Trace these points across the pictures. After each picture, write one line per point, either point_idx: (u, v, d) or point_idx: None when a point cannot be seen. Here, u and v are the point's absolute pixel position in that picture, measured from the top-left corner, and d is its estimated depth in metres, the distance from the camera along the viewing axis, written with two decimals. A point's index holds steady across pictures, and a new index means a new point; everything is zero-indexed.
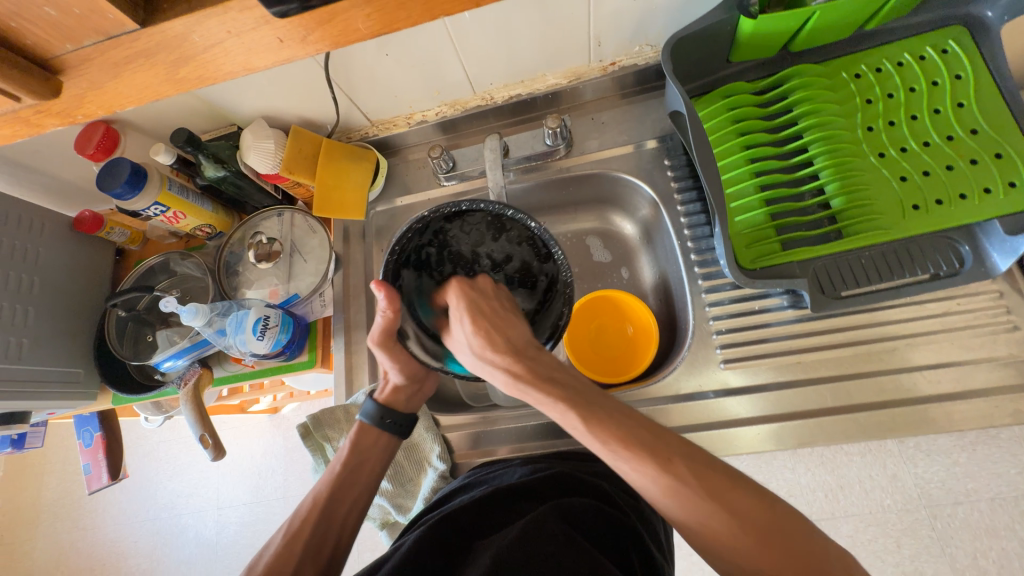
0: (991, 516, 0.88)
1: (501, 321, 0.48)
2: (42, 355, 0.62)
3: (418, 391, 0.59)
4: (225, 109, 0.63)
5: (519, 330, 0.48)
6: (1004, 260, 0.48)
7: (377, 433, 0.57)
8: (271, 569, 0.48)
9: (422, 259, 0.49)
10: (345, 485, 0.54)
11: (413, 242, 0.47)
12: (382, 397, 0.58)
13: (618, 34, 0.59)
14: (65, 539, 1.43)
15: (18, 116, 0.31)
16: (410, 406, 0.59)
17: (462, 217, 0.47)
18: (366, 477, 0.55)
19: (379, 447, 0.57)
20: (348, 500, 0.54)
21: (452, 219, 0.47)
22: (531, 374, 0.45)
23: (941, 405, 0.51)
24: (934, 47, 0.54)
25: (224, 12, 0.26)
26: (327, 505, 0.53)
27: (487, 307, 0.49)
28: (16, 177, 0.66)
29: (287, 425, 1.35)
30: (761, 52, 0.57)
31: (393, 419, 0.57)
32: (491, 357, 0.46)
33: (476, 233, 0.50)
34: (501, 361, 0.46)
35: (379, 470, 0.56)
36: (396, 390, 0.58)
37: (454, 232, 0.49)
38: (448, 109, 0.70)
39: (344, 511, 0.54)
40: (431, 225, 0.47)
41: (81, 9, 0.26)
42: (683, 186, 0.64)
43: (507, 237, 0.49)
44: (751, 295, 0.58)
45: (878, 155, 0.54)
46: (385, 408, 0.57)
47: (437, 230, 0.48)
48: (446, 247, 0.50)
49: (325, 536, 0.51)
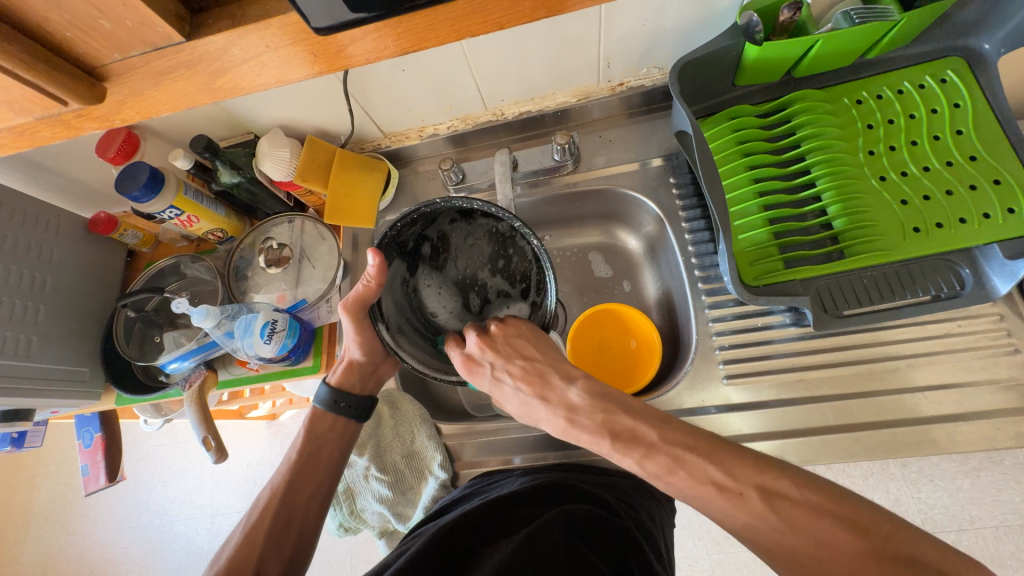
0: (996, 545, 0.87)
1: (524, 368, 0.49)
2: (49, 353, 0.63)
3: (372, 373, 0.59)
4: (244, 118, 0.65)
5: (549, 376, 0.49)
6: (1004, 284, 0.49)
7: (332, 418, 0.57)
8: (232, 561, 0.48)
9: (418, 252, 0.49)
10: (301, 474, 0.54)
11: (413, 231, 0.47)
12: (336, 381, 0.57)
13: (627, 56, 0.61)
14: (55, 543, 1.41)
15: (59, 118, 0.33)
16: (365, 388, 0.59)
17: (471, 222, 0.47)
18: (323, 465, 0.55)
19: (336, 432, 0.57)
20: (308, 488, 0.54)
21: (460, 219, 0.48)
22: (573, 424, 0.46)
23: (943, 427, 0.51)
24: (933, 76, 0.56)
25: (264, 28, 0.29)
26: (284, 497, 0.53)
27: (505, 363, 0.48)
28: (37, 178, 0.68)
29: (285, 433, 1.34)
30: (764, 77, 0.59)
31: (348, 402, 0.56)
32: (541, 412, 0.49)
33: (479, 246, 0.49)
34: (543, 411, 0.49)
35: (336, 455, 0.56)
36: (350, 371, 0.58)
37: (457, 237, 0.49)
38: (459, 124, 0.72)
39: (305, 500, 0.54)
40: (434, 220, 0.47)
41: (132, 22, 0.28)
42: (688, 204, 0.66)
43: (502, 263, 0.49)
44: (754, 311, 0.59)
45: (879, 179, 0.55)
46: (339, 391, 0.56)
47: (443, 226, 0.48)
48: (444, 249, 0.50)
49: (288, 526, 0.51)
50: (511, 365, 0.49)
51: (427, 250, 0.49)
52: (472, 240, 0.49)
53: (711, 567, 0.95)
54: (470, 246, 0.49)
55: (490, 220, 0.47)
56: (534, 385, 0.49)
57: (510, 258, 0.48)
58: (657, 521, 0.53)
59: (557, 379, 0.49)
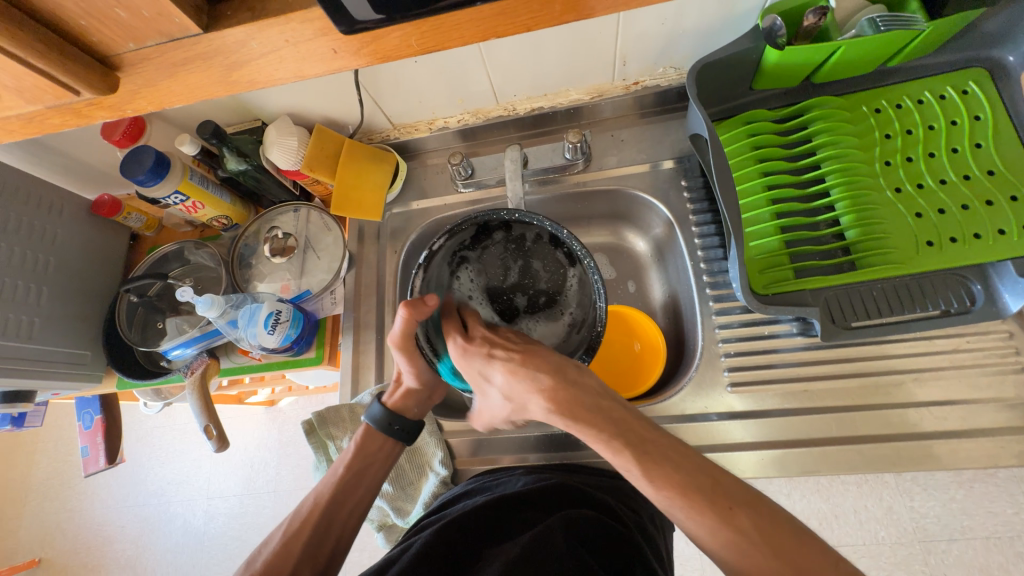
0: (986, 555, 0.88)
1: (520, 351, 0.47)
2: (52, 335, 0.63)
3: (428, 399, 0.57)
4: (252, 104, 0.64)
5: (544, 357, 0.46)
6: (1016, 301, 0.48)
7: (383, 439, 0.56)
8: (269, 565, 0.49)
9: (488, 234, 0.51)
10: (346, 489, 0.54)
11: (501, 220, 0.50)
12: (392, 404, 0.57)
13: (644, 55, 0.60)
14: (53, 519, 1.43)
15: (70, 106, 0.32)
16: (419, 412, 0.58)
17: (539, 252, 0.52)
18: (369, 480, 0.55)
19: (384, 452, 0.56)
20: (351, 503, 0.54)
21: (543, 240, 0.51)
22: (571, 400, 0.44)
23: (946, 443, 0.51)
24: (954, 87, 0.55)
25: (284, 22, 0.28)
26: (326, 508, 0.53)
27: (497, 340, 0.48)
28: (41, 158, 0.67)
29: (283, 419, 1.35)
30: (783, 82, 0.58)
31: (401, 426, 0.55)
32: (525, 394, 0.46)
33: (536, 263, 0.52)
34: (536, 392, 0.45)
35: (381, 474, 0.56)
36: (408, 395, 0.57)
37: (525, 241, 0.51)
38: (470, 117, 0.71)
39: (346, 512, 0.54)
40: (521, 227, 0.50)
41: (149, 12, 0.27)
42: (699, 208, 0.65)
43: (544, 297, 0.52)
44: (761, 319, 0.59)
45: (894, 190, 0.54)
46: (394, 414, 0.56)
47: (524, 235, 0.51)
48: (502, 251, 0.52)
49: (325, 536, 0.52)
50: (507, 346, 0.47)
51: (495, 237, 0.51)
52: (542, 256, 0.52)
53: (702, 567, 0.96)
54: (530, 267, 0.52)
55: (562, 260, 0.51)
56: (528, 367, 0.45)
57: (555, 299, 0.52)
58: (656, 525, 0.54)
59: (552, 357, 0.46)
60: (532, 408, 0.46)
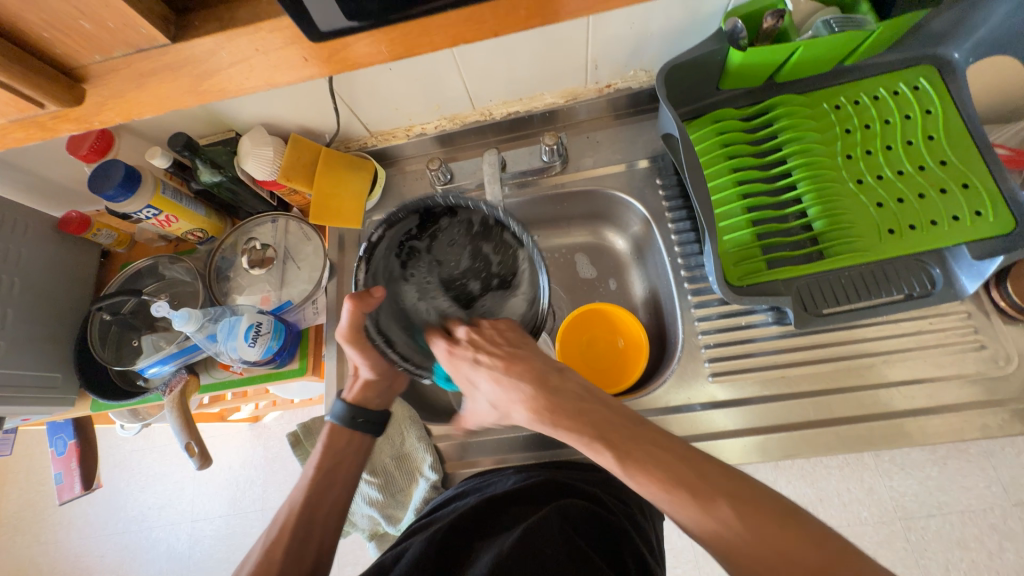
0: (962, 529, 0.91)
1: (504, 356, 0.48)
2: (19, 358, 0.60)
3: (389, 388, 0.57)
4: (225, 115, 0.63)
5: (528, 364, 0.48)
6: (971, 283, 0.51)
7: (350, 433, 0.56)
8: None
9: (432, 220, 0.46)
10: (319, 488, 0.53)
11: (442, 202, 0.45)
12: (353, 397, 0.56)
13: (614, 58, 0.62)
14: (26, 553, 1.36)
15: (34, 120, 0.31)
16: (382, 402, 0.57)
17: (489, 235, 0.47)
18: (342, 478, 0.55)
19: (354, 446, 0.57)
20: (327, 503, 0.53)
21: (491, 221, 0.46)
22: (553, 410, 0.46)
23: (915, 420, 0.53)
24: (906, 83, 0.58)
25: (254, 31, 0.28)
26: (303, 512, 0.52)
27: (485, 344, 0.48)
28: (3, 176, 0.65)
29: (268, 435, 1.32)
30: (747, 82, 0.60)
31: (365, 419, 0.56)
32: (510, 402, 0.49)
33: (484, 246, 0.47)
34: (520, 401, 0.48)
35: (354, 469, 0.56)
36: (367, 386, 0.56)
37: (473, 222, 0.47)
38: (447, 123, 0.71)
39: (324, 513, 0.53)
40: (467, 211, 0.46)
41: (115, 23, 0.27)
42: (674, 205, 0.67)
43: (499, 282, 0.48)
44: (738, 310, 0.60)
45: (856, 182, 0.57)
46: (357, 407, 0.56)
47: (472, 217, 0.46)
48: (450, 236, 0.47)
49: (306, 541, 0.51)
50: (491, 349, 0.48)
51: (441, 221, 0.47)
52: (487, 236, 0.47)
53: (695, 558, 0.98)
54: (477, 249, 0.47)
55: (513, 242, 0.46)
56: (514, 370, 0.48)
57: (509, 282, 0.48)
58: (645, 515, 0.55)
59: (539, 367, 0.49)
60: (519, 415, 0.50)
